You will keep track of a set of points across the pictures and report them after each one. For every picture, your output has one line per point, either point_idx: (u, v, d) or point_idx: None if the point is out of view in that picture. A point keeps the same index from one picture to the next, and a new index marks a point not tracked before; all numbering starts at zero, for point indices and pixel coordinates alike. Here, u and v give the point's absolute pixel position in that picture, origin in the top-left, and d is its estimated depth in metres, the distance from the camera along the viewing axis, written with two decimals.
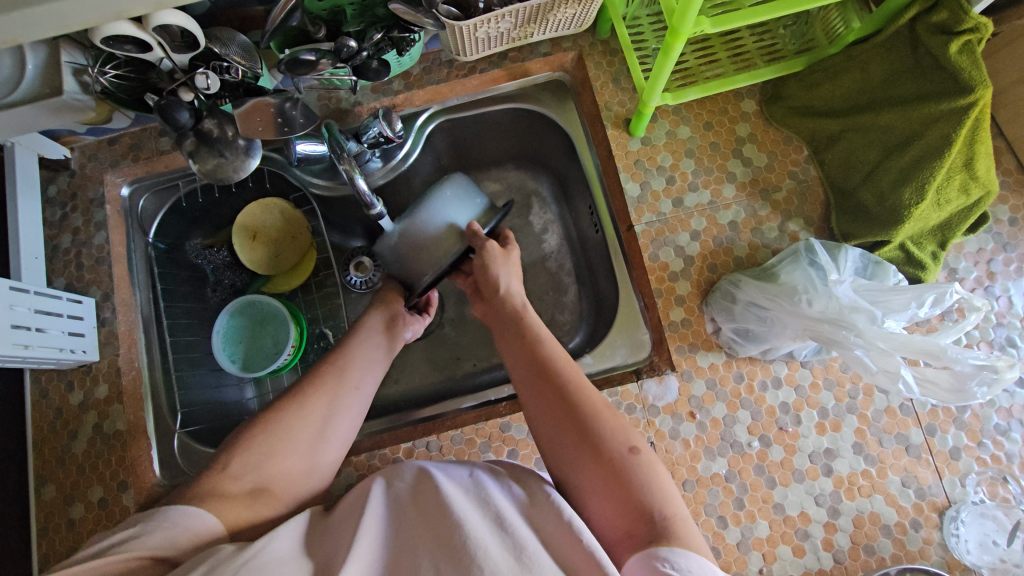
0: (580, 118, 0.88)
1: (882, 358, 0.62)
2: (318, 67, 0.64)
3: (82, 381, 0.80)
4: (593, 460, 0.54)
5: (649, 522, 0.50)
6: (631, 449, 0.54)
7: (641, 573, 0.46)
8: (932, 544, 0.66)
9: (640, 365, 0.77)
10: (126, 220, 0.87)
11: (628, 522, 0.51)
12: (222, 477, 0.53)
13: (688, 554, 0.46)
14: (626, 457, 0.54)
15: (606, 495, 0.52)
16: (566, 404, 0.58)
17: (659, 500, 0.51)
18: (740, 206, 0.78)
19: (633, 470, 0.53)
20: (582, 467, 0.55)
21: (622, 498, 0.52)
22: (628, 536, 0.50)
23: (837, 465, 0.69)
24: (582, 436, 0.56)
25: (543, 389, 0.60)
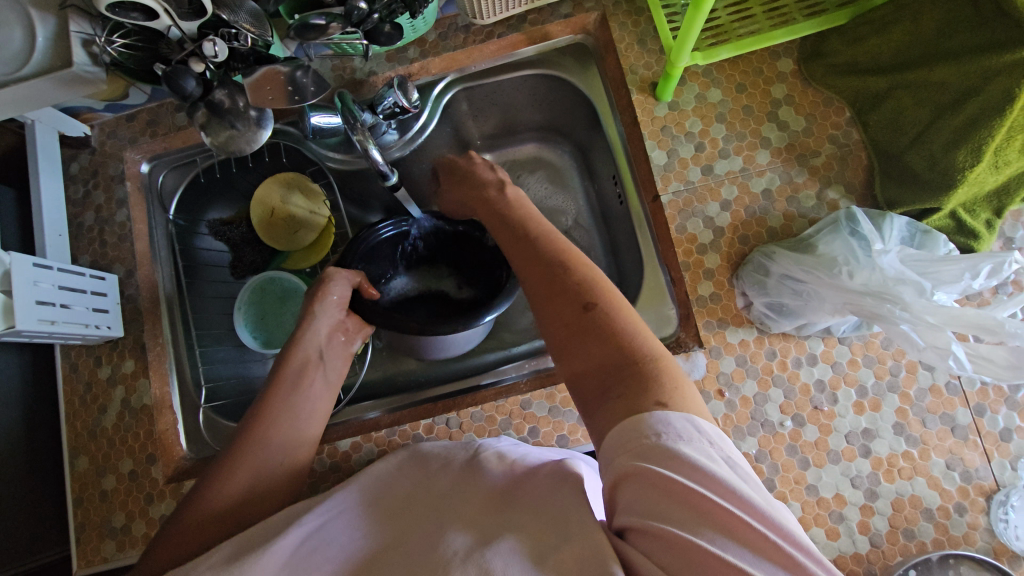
0: (604, 86, 0.83)
1: (931, 332, 0.57)
2: (328, 31, 0.61)
3: (109, 357, 0.81)
4: (558, 324, 0.53)
5: (625, 369, 0.48)
6: (590, 305, 0.52)
7: (622, 425, 0.44)
8: (978, 529, 0.62)
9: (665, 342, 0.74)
10: (147, 196, 0.87)
11: (601, 376, 0.49)
12: (205, 502, 0.54)
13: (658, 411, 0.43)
14: (585, 313, 0.52)
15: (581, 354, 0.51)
16: (532, 277, 0.57)
17: (632, 349, 0.49)
18: (774, 172, 0.73)
19: (593, 323, 0.51)
20: (551, 331, 0.54)
21: (594, 352, 0.50)
22: (607, 385, 0.48)
23: (875, 446, 0.66)
24: (547, 303, 0.55)
25: (518, 264, 0.59)
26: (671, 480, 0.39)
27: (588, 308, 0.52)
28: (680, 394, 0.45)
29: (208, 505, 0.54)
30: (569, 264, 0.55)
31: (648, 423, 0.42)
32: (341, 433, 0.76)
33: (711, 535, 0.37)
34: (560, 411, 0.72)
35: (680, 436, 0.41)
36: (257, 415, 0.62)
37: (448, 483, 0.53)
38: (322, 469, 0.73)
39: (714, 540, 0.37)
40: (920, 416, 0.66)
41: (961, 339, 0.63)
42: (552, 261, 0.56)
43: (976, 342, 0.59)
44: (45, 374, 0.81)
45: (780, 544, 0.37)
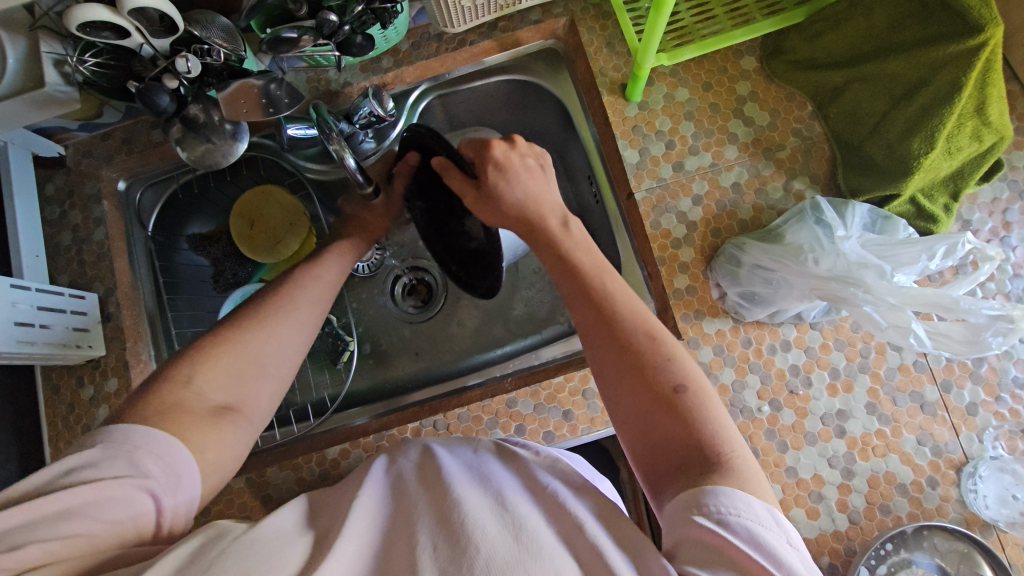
0: (576, 89, 0.85)
1: (892, 313, 0.60)
2: (300, 43, 0.63)
3: (91, 377, 0.80)
4: (639, 398, 0.49)
5: (702, 459, 0.45)
6: (679, 387, 0.48)
7: (690, 510, 0.42)
8: (950, 501, 0.65)
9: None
10: (125, 214, 0.87)
11: (675, 456, 0.46)
12: (187, 392, 0.50)
13: (723, 489, 0.42)
14: (672, 395, 0.48)
15: (654, 432, 0.48)
16: (606, 340, 0.52)
17: (710, 440, 0.46)
18: (742, 167, 0.76)
19: (683, 407, 0.47)
20: (626, 404, 0.50)
21: (667, 432, 0.47)
22: (678, 470, 0.46)
23: (850, 427, 0.68)
24: (625, 375, 0.50)
25: (586, 321, 0.54)
26: (734, 548, 0.39)
27: (675, 390, 0.48)
28: (758, 481, 0.44)
29: (189, 400, 0.50)
30: (659, 340, 0.51)
31: (719, 495, 0.42)
32: (329, 440, 0.76)
33: None
34: (545, 407, 0.73)
35: (758, 519, 0.41)
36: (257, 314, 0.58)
37: (468, 475, 0.52)
38: (312, 477, 0.74)
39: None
40: (887, 393, 0.68)
41: (924, 318, 0.66)
42: (639, 328, 0.52)
43: (936, 321, 0.62)
44: (27, 396, 0.80)
45: None
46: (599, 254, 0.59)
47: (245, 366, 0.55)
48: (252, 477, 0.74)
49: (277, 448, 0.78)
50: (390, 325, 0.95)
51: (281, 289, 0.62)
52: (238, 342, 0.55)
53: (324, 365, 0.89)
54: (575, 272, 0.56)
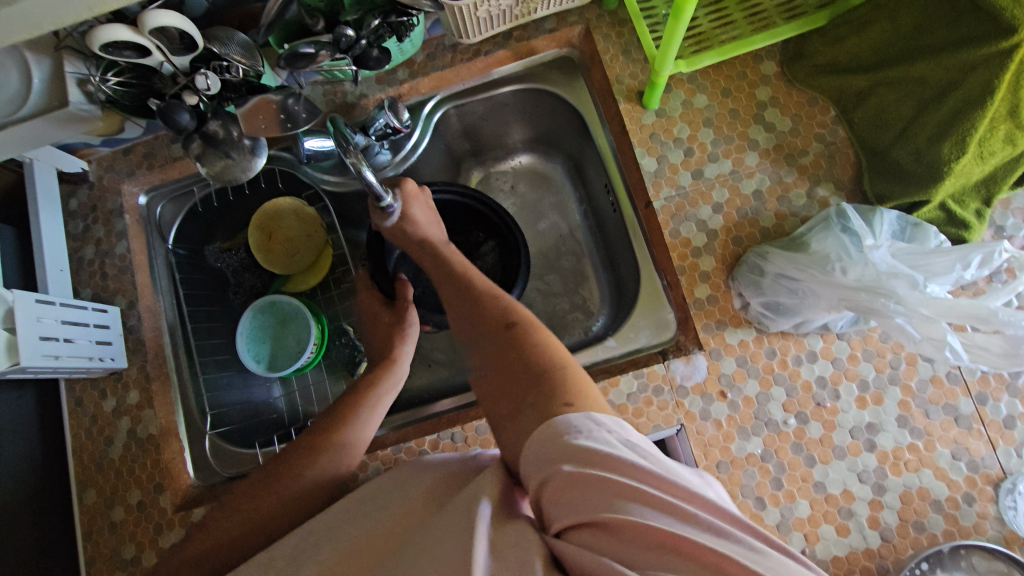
0: (592, 98, 0.85)
1: (926, 325, 0.58)
2: (317, 58, 0.62)
3: (114, 389, 0.81)
4: (502, 373, 0.53)
5: (546, 399, 0.47)
6: (544, 348, 0.52)
7: (557, 461, 0.42)
8: (987, 518, 0.62)
9: (665, 345, 0.74)
10: (146, 228, 0.88)
11: (528, 402, 0.48)
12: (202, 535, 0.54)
13: (571, 421, 0.43)
14: (540, 354, 0.52)
15: (516, 392, 0.50)
16: (480, 325, 0.58)
17: (556, 383, 0.48)
18: (764, 173, 0.74)
19: (540, 362, 0.51)
20: (488, 386, 0.53)
21: (527, 383, 0.49)
22: (530, 412, 0.47)
23: (880, 440, 0.66)
24: (496, 355, 0.55)
25: (461, 315, 0.61)
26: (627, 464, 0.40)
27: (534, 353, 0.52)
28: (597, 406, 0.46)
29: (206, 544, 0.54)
30: (529, 325, 0.55)
31: (579, 423, 0.43)
32: None
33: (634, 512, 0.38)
34: None
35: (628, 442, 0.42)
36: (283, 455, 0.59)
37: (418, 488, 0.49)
38: None
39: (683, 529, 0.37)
40: (917, 400, 0.66)
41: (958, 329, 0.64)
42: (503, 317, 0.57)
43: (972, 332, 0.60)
44: (51, 408, 0.81)
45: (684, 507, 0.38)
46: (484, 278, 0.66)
47: (259, 515, 0.55)
48: None
49: None
50: None
51: (331, 424, 0.62)
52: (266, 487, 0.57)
53: None
54: (464, 290, 0.64)
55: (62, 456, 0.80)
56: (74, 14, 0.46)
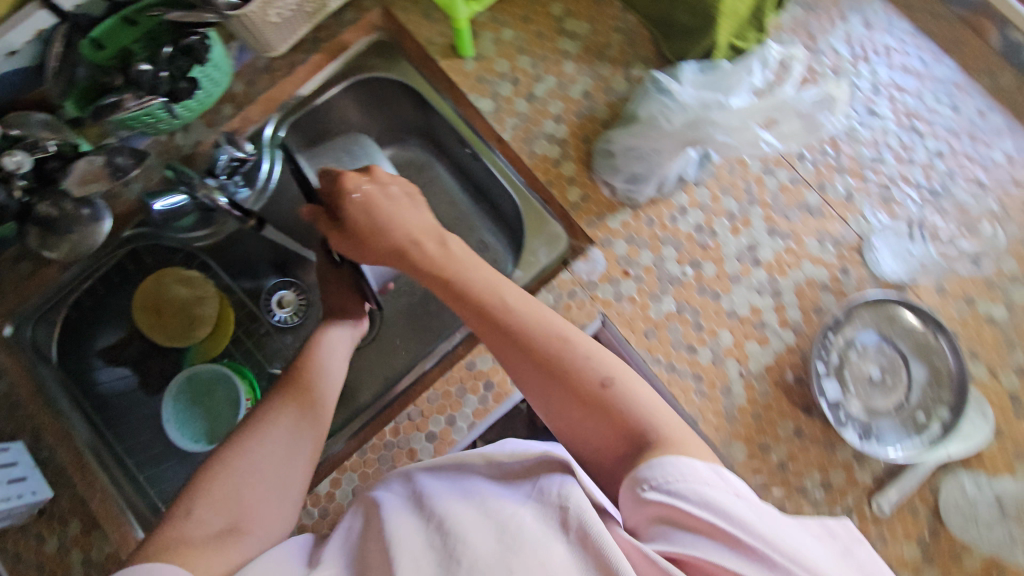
0: (427, 77, 0.88)
1: (743, 132, 0.70)
2: (123, 104, 0.62)
3: (50, 528, 0.74)
4: (568, 399, 0.53)
5: (638, 447, 0.50)
6: (605, 382, 0.53)
7: (637, 509, 0.46)
8: (865, 280, 0.72)
9: (562, 253, 0.79)
10: (22, 355, 0.82)
11: (623, 447, 0.51)
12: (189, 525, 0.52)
13: (665, 466, 0.46)
14: (602, 388, 0.53)
15: (596, 424, 0.53)
16: (506, 342, 0.56)
17: (651, 430, 0.51)
18: (583, 75, 0.81)
19: (615, 399, 0.52)
20: (558, 412, 0.54)
21: (596, 429, 0.53)
22: (620, 463, 0.52)
23: (763, 255, 0.74)
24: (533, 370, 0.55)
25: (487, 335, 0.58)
26: (687, 516, 0.44)
27: (602, 387, 0.53)
28: (665, 420, 0.52)
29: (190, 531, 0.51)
30: (610, 368, 0.54)
31: (669, 468, 0.46)
32: (321, 473, 0.78)
33: (698, 543, 0.43)
34: None
35: (699, 482, 0.45)
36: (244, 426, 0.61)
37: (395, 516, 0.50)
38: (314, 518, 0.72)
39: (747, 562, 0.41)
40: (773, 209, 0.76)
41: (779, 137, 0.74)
42: (528, 330, 0.56)
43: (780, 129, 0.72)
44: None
45: (744, 539, 0.42)
46: (491, 270, 0.62)
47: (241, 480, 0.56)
48: None
49: None
50: None
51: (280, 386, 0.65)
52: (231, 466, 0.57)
53: None
54: (469, 299, 0.59)
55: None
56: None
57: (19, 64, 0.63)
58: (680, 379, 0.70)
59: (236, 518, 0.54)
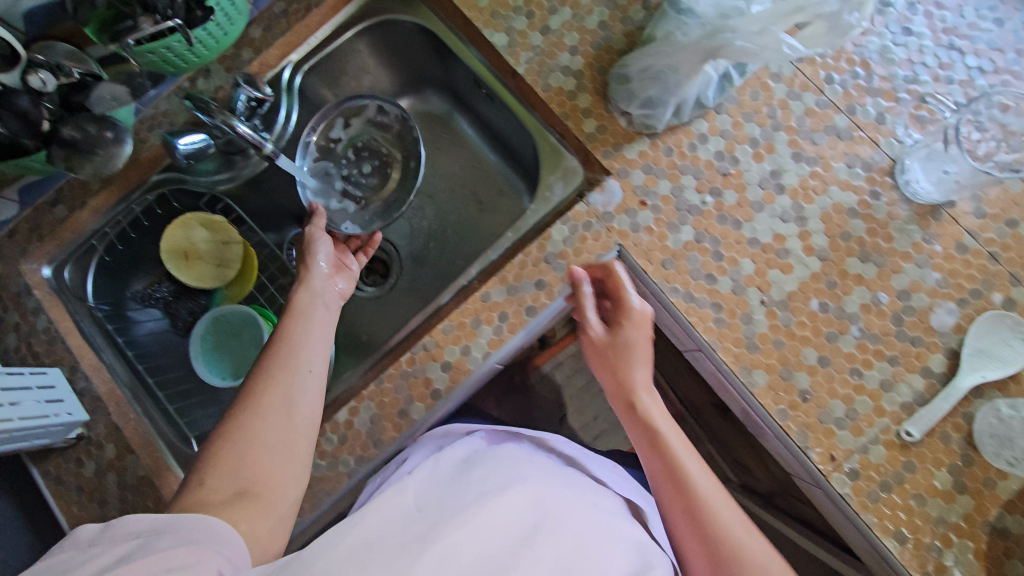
0: (452, 30, 0.88)
1: (759, 37, 0.57)
2: (138, 26, 0.61)
3: (88, 452, 0.80)
4: (679, 506, 0.60)
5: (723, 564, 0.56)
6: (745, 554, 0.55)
7: None
8: (897, 204, 0.70)
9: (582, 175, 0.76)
10: (62, 296, 0.87)
11: (714, 560, 0.56)
12: (202, 491, 0.54)
13: None
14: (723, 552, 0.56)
15: (692, 541, 0.59)
16: (661, 464, 0.62)
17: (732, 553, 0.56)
18: (600, 6, 0.80)
19: (727, 544, 0.56)
20: (679, 522, 0.60)
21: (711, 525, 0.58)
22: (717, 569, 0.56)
23: (786, 181, 0.72)
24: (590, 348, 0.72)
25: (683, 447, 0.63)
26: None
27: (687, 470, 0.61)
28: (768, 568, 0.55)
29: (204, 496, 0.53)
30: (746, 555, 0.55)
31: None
32: (336, 407, 0.78)
33: None
34: (518, 286, 0.75)
35: None
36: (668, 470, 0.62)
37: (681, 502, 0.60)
38: (332, 444, 0.75)
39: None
40: None
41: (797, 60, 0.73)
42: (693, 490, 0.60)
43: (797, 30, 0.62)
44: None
45: None
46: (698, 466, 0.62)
47: (680, 495, 0.60)
48: None
49: None
50: (356, 308, 1.00)
51: (665, 464, 0.62)
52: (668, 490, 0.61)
53: None
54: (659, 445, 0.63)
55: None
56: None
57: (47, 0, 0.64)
58: (698, 309, 0.71)
59: (257, 477, 0.56)
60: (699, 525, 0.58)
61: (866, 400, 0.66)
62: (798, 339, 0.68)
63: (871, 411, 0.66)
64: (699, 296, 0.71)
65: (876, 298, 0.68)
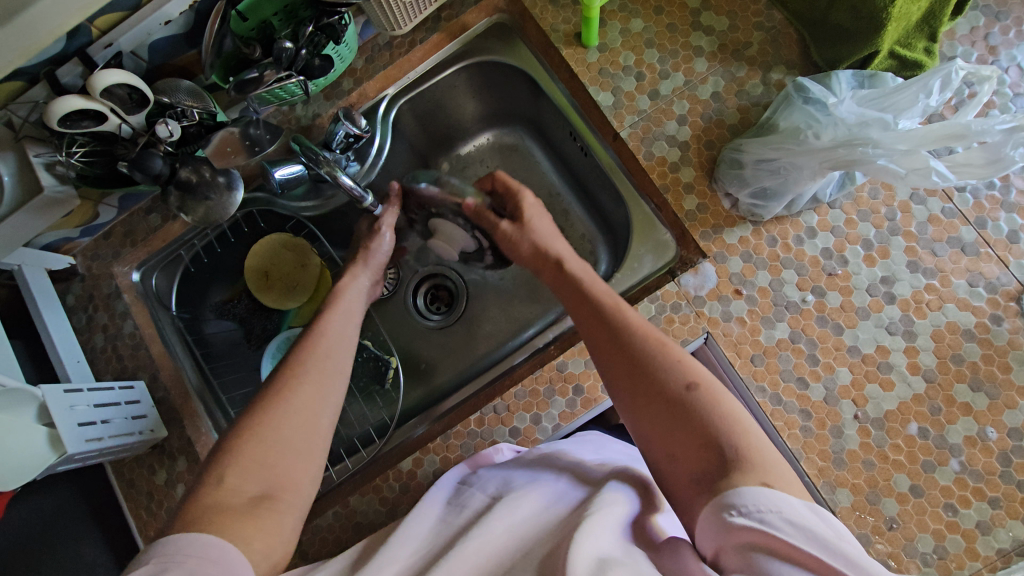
0: (556, 79, 0.84)
1: (908, 159, 0.60)
2: (264, 80, 0.63)
3: (160, 462, 0.82)
4: (653, 404, 0.50)
5: (722, 458, 0.45)
6: (690, 386, 0.50)
7: (715, 528, 0.42)
8: (1019, 332, 0.65)
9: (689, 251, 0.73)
10: (147, 302, 0.89)
11: (700, 464, 0.46)
12: (220, 492, 0.50)
13: (752, 491, 0.42)
14: (685, 393, 0.49)
15: (675, 437, 0.48)
16: (615, 351, 0.55)
17: (728, 441, 0.46)
18: (716, 75, 0.76)
19: (692, 394, 0.50)
20: (643, 413, 0.51)
21: (663, 380, 0.51)
22: (699, 475, 0.46)
23: (898, 290, 0.68)
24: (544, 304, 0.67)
25: (610, 347, 0.56)
26: (779, 541, 0.39)
27: (686, 391, 0.50)
28: (780, 469, 0.44)
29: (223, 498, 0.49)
30: (740, 446, 0.46)
31: (757, 494, 0.41)
32: (399, 455, 0.78)
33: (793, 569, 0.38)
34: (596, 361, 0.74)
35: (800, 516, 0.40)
36: (620, 358, 0.54)
37: (640, 408, 0.51)
38: (394, 494, 0.74)
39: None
40: None
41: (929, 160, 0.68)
42: (664, 361, 0.52)
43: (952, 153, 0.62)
44: (60, 531, 0.78)
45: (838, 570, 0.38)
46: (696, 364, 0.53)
47: (626, 368, 0.53)
48: (338, 512, 0.74)
49: (351, 478, 0.80)
50: (421, 337, 0.97)
51: (646, 390, 0.51)
52: (622, 345, 0.55)
53: (374, 394, 0.91)
54: (630, 340, 0.55)
55: (103, 547, 0.79)
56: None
57: (172, 31, 0.63)
58: (785, 413, 0.67)
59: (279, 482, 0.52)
60: (662, 436, 0.49)
61: (958, 539, 0.61)
62: (890, 462, 0.64)
63: (963, 551, 0.61)
64: (790, 402, 0.67)
65: (982, 432, 0.64)
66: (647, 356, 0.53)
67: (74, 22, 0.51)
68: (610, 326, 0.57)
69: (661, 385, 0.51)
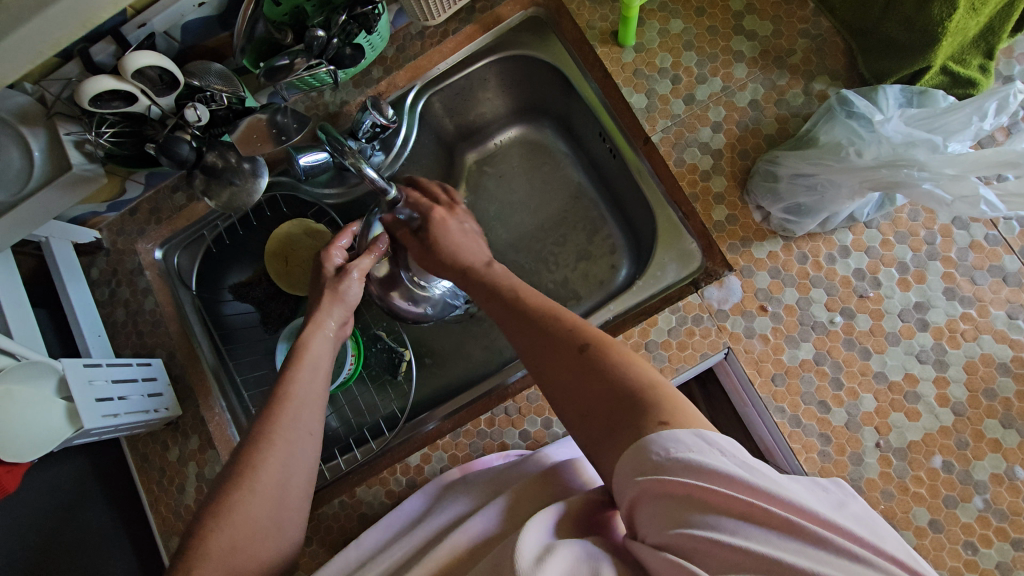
0: (588, 78, 0.82)
1: (954, 184, 0.58)
2: (295, 67, 0.63)
3: (174, 439, 0.83)
4: (558, 363, 0.51)
5: (625, 400, 0.45)
6: (584, 340, 0.50)
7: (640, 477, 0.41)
8: None
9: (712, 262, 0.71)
10: (168, 280, 0.90)
11: (604, 412, 0.46)
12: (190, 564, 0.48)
13: (664, 436, 0.41)
14: (583, 348, 0.50)
15: (577, 392, 0.49)
16: (521, 324, 0.56)
17: (629, 382, 0.46)
18: (756, 83, 0.74)
19: (594, 356, 0.49)
20: (548, 374, 0.52)
21: (563, 337, 0.52)
22: (606, 423, 0.45)
23: (931, 317, 0.66)
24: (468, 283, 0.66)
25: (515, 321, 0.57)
26: (724, 498, 0.37)
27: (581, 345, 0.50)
28: (683, 408, 0.44)
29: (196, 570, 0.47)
30: (643, 384, 0.46)
31: (654, 441, 0.41)
32: (407, 449, 0.78)
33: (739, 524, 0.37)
34: None
35: (693, 449, 0.39)
36: (524, 331, 0.56)
37: (544, 374, 0.52)
38: (401, 487, 0.74)
39: (811, 553, 0.35)
40: None
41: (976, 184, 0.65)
42: (561, 324, 0.53)
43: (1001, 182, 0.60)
44: (75, 500, 0.79)
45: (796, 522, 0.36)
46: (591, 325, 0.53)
47: (530, 336, 0.55)
48: (344, 501, 0.75)
49: (359, 468, 0.80)
50: (436, 330, 0.96)
51: (547, 351, 0.52)
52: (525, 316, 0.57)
53: (385, 384, 0.91)
54: (530, 312, 0.56)
55: (115, 518, 0.81)
56: (69, 35, 0.42)
57: (205, 13, 0.63)
58: (803, 436, 0.65)
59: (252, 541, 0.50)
60: (569, 395, 0.49)
61: None
62: (910, 495, 0.62)
63: None
64: (810, 425, 0.65)
65: (1010, 471, 0.61)
66: (550, 320, 0.54)
67: (77, 35, 0.42)
68: (513, 302, 0.59)
69: (561, 343, 0.52)
